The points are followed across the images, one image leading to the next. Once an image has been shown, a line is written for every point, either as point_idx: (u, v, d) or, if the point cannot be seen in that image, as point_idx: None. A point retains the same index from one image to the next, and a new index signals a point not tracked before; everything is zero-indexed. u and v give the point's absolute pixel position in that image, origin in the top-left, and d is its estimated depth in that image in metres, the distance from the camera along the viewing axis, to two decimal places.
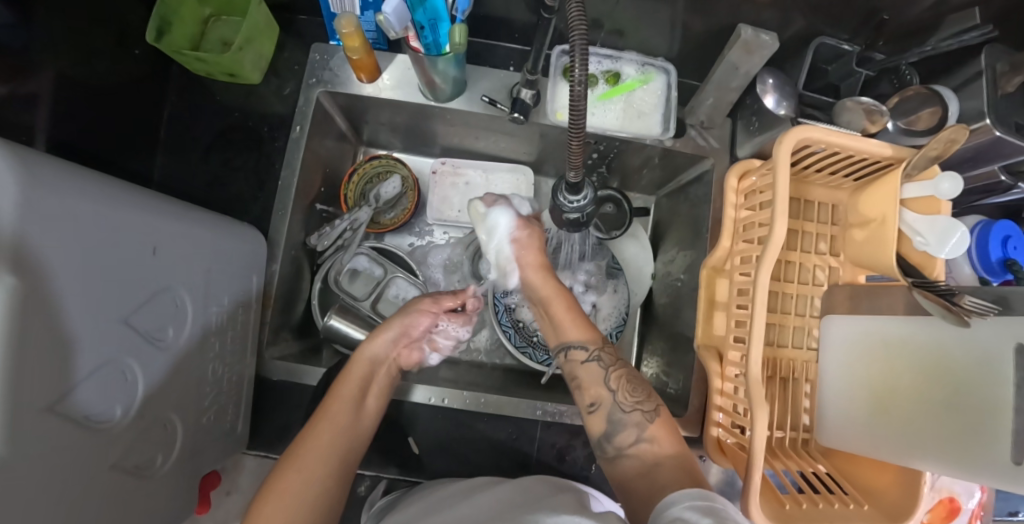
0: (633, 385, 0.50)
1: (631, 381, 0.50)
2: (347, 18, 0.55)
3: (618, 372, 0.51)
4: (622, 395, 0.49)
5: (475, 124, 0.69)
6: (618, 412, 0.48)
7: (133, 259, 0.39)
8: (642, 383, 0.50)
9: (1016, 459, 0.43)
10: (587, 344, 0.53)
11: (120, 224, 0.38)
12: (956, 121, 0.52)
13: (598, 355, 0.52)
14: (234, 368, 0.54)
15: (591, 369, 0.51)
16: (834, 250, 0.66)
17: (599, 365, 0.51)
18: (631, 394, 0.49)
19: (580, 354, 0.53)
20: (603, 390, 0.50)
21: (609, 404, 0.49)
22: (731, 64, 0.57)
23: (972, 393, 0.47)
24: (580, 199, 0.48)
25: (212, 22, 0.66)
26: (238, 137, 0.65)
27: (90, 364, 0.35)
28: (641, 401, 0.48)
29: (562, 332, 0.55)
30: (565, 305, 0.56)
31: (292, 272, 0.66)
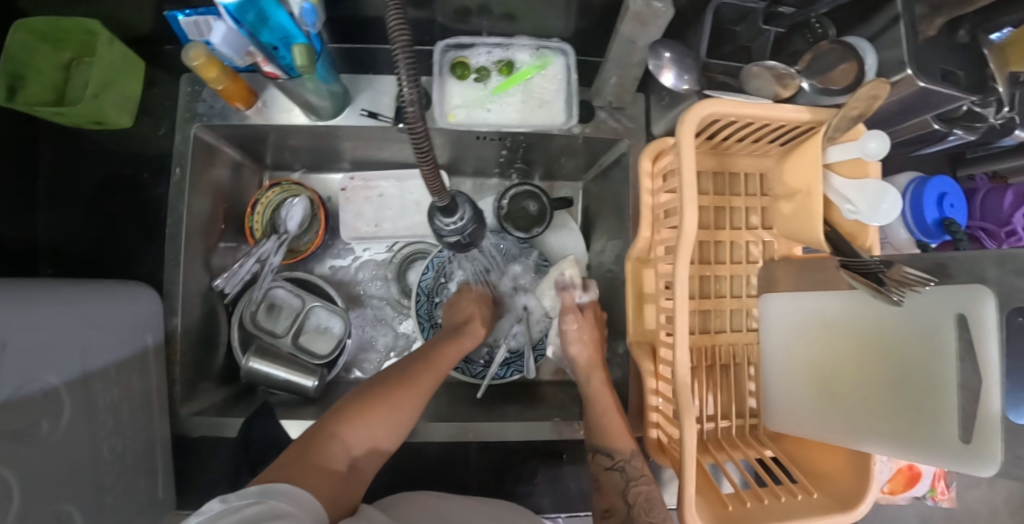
0: (650, 504, 0.53)
1: (650, 500, 0.53)
2: (195, 48, 0.50)
3: (639, 487, 0.54)
4: (638, 511, 0.53)
5: (372, 137, 0.64)
6: (632, 523, 0.52)
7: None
8: (659, 502, 0.54)
9: (963, 438, 0.40)
10: (616, 453, 0.55)
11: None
12: (874, 75, 0.47)
13: (621, 464, 0.55)
14: (138, 439, 0.52)
15: (613, 477, 0.54)
16: (766, 222, 0.61)
17: (623, 476, 0.54)
18: (646, 511, 0.53)
19: (606, 461, 0.55)
20: (619, 501, 0.53)
21: (623, 514, 0.53)
22: (626, 39, 0.51)
23: (912, 370, 0.44)
24: (457, 220, 0.44)
25: (76, 66, 0.61)
26: (123, 187, 0.61)
27: None
28: (656, 520, 0.52)
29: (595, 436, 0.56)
30: (603, 379, 0.61)
31: (204, 319, 0.63)
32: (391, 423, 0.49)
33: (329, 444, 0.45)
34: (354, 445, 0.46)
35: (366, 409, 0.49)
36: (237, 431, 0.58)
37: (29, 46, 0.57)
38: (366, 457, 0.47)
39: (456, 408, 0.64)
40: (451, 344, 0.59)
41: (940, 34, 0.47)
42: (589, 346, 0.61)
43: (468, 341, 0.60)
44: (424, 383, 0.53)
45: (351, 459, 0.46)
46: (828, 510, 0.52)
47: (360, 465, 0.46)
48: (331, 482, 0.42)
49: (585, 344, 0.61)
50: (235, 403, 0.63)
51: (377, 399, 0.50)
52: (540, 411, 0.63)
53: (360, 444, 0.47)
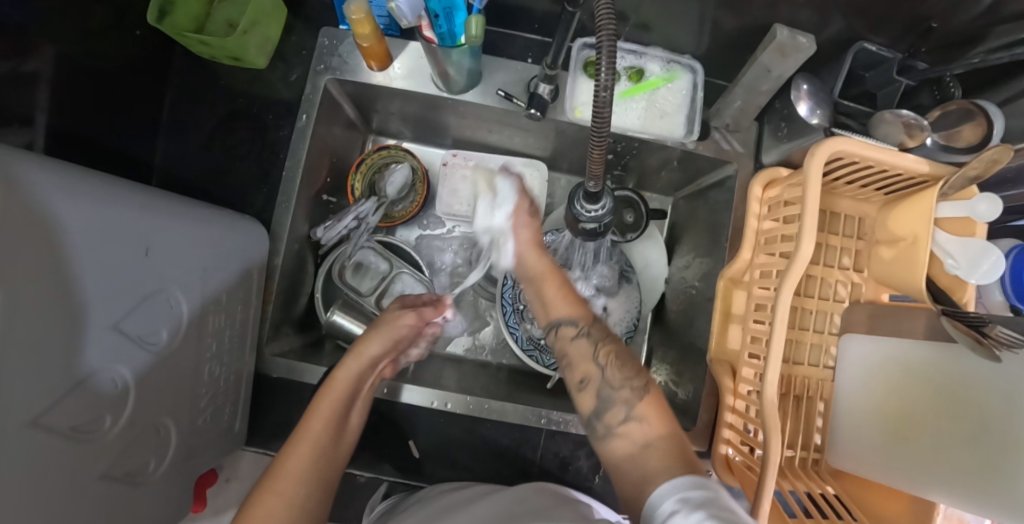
0: (621, 361, 0.48)
1: (621, 356, 0.48)
2: (357, 3, 0.52)
3: (606, 348, 0.49)
4: (609, 371, 0.47)
5: (488, 118, 0.66)
6: (606, 389, 0.46)
7: (120, 263, 0.37)
8: (631, 360, 0.48)
9: None
10: (576, 320, 0.51)
11: (105, 229, 0.36)
12: (1000, 139, 0.49)
13: (588, 332, 0.50)
14: (231, 368, 0.53)
15: (579, 344, 0.49)
16: (857, 265, 0.63)
17: (588, 340, 0.49)
18: (619, 369, 0.47)
19: (570, 330, 0.50)
20: (591, 367, 0.48)
21: (598, 380, 0.47)
22: (763, 66, 0.53)
23: (991, 422, 0.46)
24: (599, 208, 0.45)
25: (218, 3, 0.63)
26: (242, 125, 0.63)
27: (76, 376, 0.34)
28: (630, 378, 0.46)
29: (549, 309, 0.53)
30: (556, 283, 0.54)
31: (295, 265, 0.64)
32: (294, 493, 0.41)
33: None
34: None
35: (257, 502, 0.39)
36: (317, 379, 0.59)
37: None
38: None
39: (524, 394, 0.65)
40: (352, 358, 0.51)
41: None
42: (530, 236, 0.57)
43: (343, 374, 0.50)
44: (306, 447, 0.43)
45: None
46: None
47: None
48: None
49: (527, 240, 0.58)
50: (312, 352, 0.64)
51: (277, 481, 0.41)
52: None
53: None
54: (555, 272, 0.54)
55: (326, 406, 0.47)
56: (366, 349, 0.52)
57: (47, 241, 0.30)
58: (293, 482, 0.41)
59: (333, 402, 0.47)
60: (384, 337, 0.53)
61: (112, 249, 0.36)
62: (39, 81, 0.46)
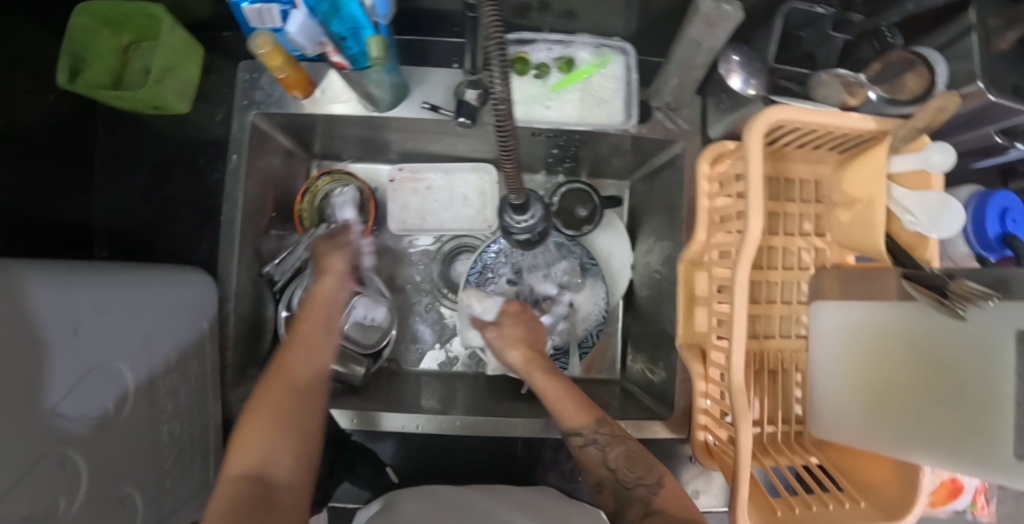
0: (632, 461, 0.48)
1: (631, 457, 0.49)
2: (261, 36, 0.50)
3: (615, 452, 0.49)
4: (623, 474, 0.48)
5: (426, 130, 0.64)
6: (622, 490, 0.47)
7: (50, 344, 0.36)
8: (643, 457, 0.49)
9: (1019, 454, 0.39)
10: (582, 429, 0.51)
11: (28, 315, 0.35)
12: (945, 87, 0.47)
13: (596, 437, 0.50)
14: (194, 423, 0.52)
15: (589, 453, 0.50)
16: (819, 229, 0.62)
17: (597, 447, 0.50)
18: (630, 470, 0.48)
19: (579, 440, 0.51)
20: (603, 472, 0.49)
21: (612, 483, 0.48)
22: (693, 40, 0.51)
23: (973, 383, 0.43)
24: (528, 218, 0.44)
25: (132, 50, 0.61)
26: (178, 173, 0.61)
27: (22, 465, 0.34)
28: (642, 475, 0.47)
29: (562, 422, 0.53)
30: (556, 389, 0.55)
31: (252, 306, 0.63)
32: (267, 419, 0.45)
33: (233, 478, 0.41)
34: (244, 467, 0.41)
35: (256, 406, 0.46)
36: None
37: (90, 29, 0.57)
38: (277, 463, 0.43)
39: (499, 402, 0.65)
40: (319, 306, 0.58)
41: (1013, 50, 0.47)
42: (522, 348, 0.59)
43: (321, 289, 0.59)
44: (286, 371, 0.50)
45: (260, 475, 0.41)
46: (874, 520, 0.52)
47: (274, 477, 0.41)
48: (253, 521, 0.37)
49: (519, 346, 0.60)
50: None
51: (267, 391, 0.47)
52: None
53: (255, 451, 0.43)
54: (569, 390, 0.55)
55: (299, 345, 0.53)
56: (322, 291, 0.59)
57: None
58: (284, 394, 0.48)
59: (304, 342, 0.53)
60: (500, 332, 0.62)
61: (38, 334, 0.35)
62: None
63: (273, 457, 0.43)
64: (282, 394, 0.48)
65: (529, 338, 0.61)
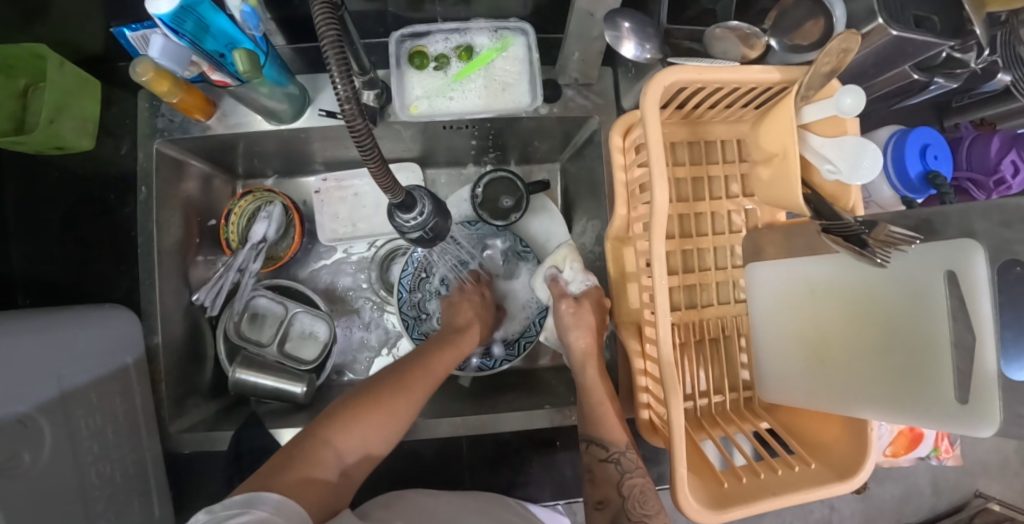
0: (647, 495, 0.52)
1: (644, 493, 0.52)
2: (143, 63, 0.48)
3: (634, 479, 0.53)
4: (633, 503, 0.51)
5: (339, 136, 0.63)
6: (625, 520, 0.51)
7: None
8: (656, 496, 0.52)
9: (960, 397, 0.38)
10: (613, 445, 0.53)
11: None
12: (843, 28, 0.45)
13: (617, 458, 0.53)
14: (130, 460, 0.52)
15: (608, 469, 0.53)
16: (746, 189, 0.60)
17: (618, 468, 0.53)
18: (641, 504, 0.52)
19: (602, 452, 0.54)
20: (613, 493, 0.52)
21: (617, 508, 0.51)
22: (583, 11, 0.49)
23: (904, 329, 0.42)
24: (416, 215, 0.42)
25: (31, 92, 0.61)
26: (92, 211, 0.60)
27: None
28: (650, 513, 0.51)
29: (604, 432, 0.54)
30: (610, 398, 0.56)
31: (187, 335, 0.63)
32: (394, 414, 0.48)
33: (333, 453, 0.43)
34: (345, 457, 0.44)
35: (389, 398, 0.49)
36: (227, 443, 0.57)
37: None
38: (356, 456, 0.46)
39: (447, 403, 0.64)
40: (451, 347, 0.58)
41: None
42: (587, 333, 0.59)
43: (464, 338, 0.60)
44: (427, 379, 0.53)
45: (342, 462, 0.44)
46: (825, 480, 0.51)
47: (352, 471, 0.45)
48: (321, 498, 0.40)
49: (587, 329, 0.60)
50: (227, 415, 0.63)
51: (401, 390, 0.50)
52: (530, 399, 0.62)
53: (356, 450, 0.45)
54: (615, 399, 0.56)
55: (444, 361, 0.56)
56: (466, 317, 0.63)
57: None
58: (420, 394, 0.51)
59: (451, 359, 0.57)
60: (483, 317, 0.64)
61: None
62: None
63: (361, 449, 0.46)
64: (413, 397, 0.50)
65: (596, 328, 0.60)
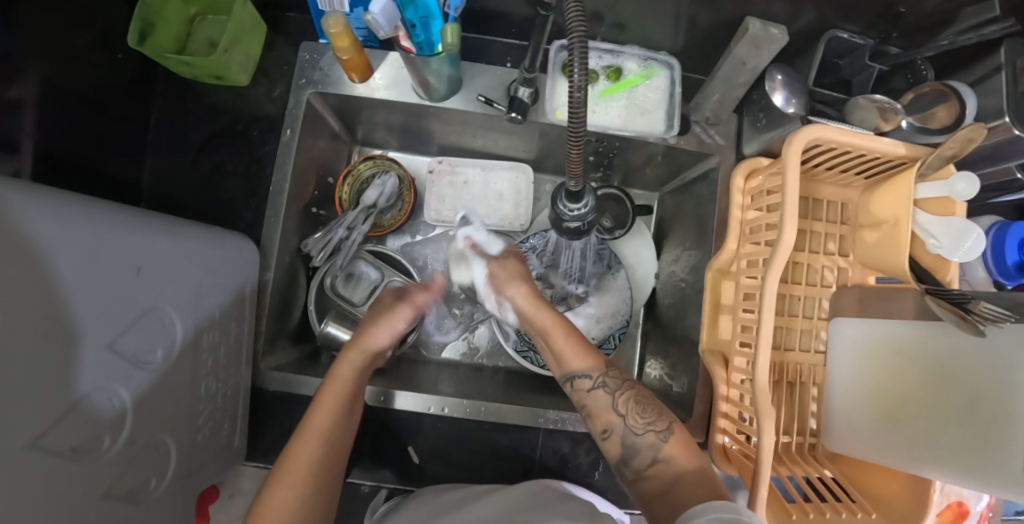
0: (642, 405, 0.49)
1: (640, 402, 0.49)
2: (335, 17, 0.52)
3: (624, 395, 0.50)
4: (631, 417, 0.49)
5: (472, 123, 0.66)
6: (630, 436, 0.48)
7: (80, 298, 0.34)
8: (651, 402, 0.50)
9: None
10: (591, 372, 0.51)
11: (58, 273, 0.32)
12: (973, 119, 0.50)
13: (603, 381, 0.51)
14: (227, 383, 0.53)
15: (597, 396, 0.50)
16: (842, 250, 0.64)
17: (606, 392, 0.50)
18: (641, 416, 0.49)
19: (586, 383, 0.51)
20: (611, 416, 0.49)
21: (621, 429, 0.49)
22: (739, 59, 0.54)
23: (982, 404, 0.45)
24: (582, 207, 0.46)
25: (198, 22, 0.64)
26: (228, 140, 0.64)
27: (81, 389, 0.35)
28: (652, 422, 0.48)
29: (566, 363, 0.53)
30: (563, 333, 0.54)
31: (287, 278, 0.65)
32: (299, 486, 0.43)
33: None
34: None
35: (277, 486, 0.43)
36: (314, 390, 0.59)
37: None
38: None
39: (524, 395, 0.66)
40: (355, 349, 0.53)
41: None
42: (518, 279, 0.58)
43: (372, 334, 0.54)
44: (321, 418, 0.47)
45: None
46: None
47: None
48: None
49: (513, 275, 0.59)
50: (308, 364, 0.65)
51: (291, 464, 0.44)
52: None
53: None
54: (562, 323, 0.54)
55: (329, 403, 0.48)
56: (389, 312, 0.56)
57: (23, 279, 0.29)
58: (304, 462, 0.44)
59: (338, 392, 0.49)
60: (389, 326, 0.55)
61: (66, 288, 0.33)
62: (26, 106, 0.47)
63: None
64: (310, 447, 0.45)
65: (527, 276, 0.59)
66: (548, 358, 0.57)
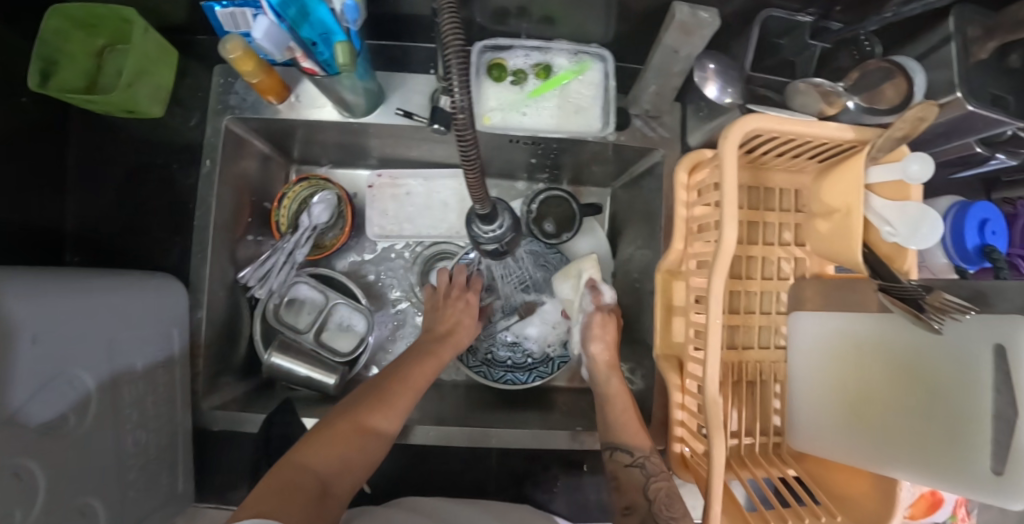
0: (673, 498, 0.49)
1: (671, 497, 0.49)
2: (233, 40, 0.49)
3: (660, 483, 0.51)
4: (660, 506, 0.48)
5: (403, 136, 0.63)
6: (656, 521, 0.47)
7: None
8: (682, 499, 0.49)
9: (996, 470, 0.38)
10: (635, 449, 0.53)
11: None
12: (922, 97, 0.46)
13: (643, 462, 0.52)
14: (162, 432, 0.52)
15: (633, 473, 0.51)
16: (799, 239, 0.61)
17: (643, 470, 0.51)
18: (667, 507, 0.48)
19: (626, 457, 0.53)
20: (639, 497, 0.49)
21: (646, 510, 0.48)
22: (670, 47, 0.50)
23: (948, 402, 0.42)
24: (496, 227, 0.44)
25: (108, 53, 0.60)
26: (149, 175, 0.62)
27: None
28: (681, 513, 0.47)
29: (616, 434, 0.55)
30: (630, 412, 0.57)
31: (227, 313, 0.63)
32: (353, 438, 0.47)
33: (289, 466, 0.42)
34: (317, 469, 0.43)
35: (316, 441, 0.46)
36: (257, 427, 0.57)
37: (63, 31, 0.56)
38: (340, 479, 0.44)
39: (479, 412, 0.64)
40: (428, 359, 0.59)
41: (991, 59, 0.46)
42: (608, 347, 0.61)
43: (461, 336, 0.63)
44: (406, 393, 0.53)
45: (324, 479, 0.43)
46: None
47: (333, 485, 0.43)
48: (305, 505, 0.39)
49: (607, 344, 0.61)
50: (256, 398, 0.63)
51: (348, 410, 0.50)
52: (561, 418, 0.63)
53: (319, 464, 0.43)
54: (633, 406, 0.57)
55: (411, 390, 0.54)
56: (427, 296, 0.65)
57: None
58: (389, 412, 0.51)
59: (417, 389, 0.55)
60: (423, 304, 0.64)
61: None
62: None
63: (331, 472, 0.44)
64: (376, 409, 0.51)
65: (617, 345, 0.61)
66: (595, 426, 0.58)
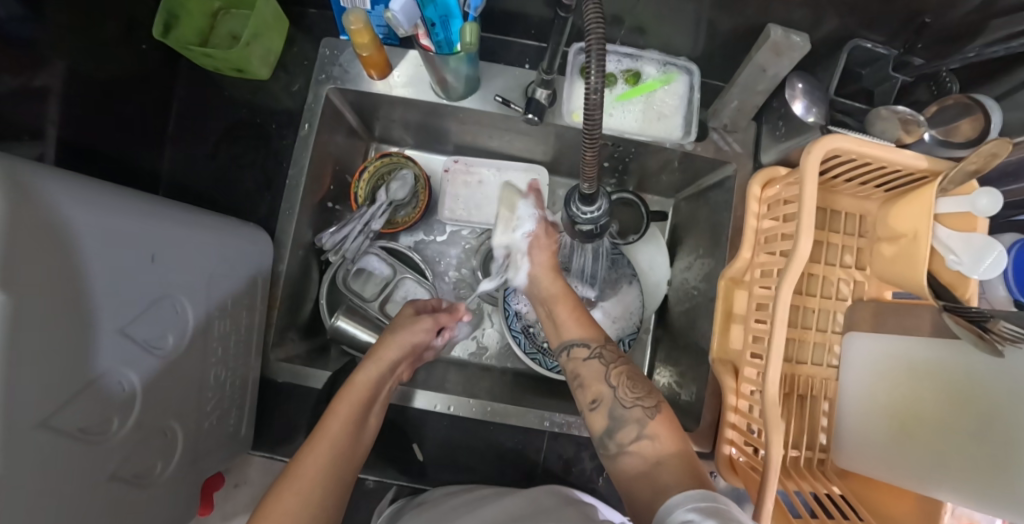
0: (633, 381, 0.49)
1: (632, 378, 0.49)
2: (354, 14, 0.52)
3: (618, 368, 0.50)
4: (622, 390, 0.48)
5: (487, 124, 0.67)
6: (619, 408, 0.47)
7: (104, 276, 0.35)
8: (643, 380, 0.49)
9: None
10: (587, 341, 0.52)
11: (77, 254, 0.33)
12: (997, 134, 0.49)
13: (600, 352, 0.51)
14: (236, 372, 0.54)
15: (590, 366, 0.51)
16: (860, 263, 0.62)
17: (601, 362, 0.51)
18: (631, 389, 0.48)
19: (582, 351, 0.52)
20: (603, 386, 0.49)
21: (610, 401, 0.48)
22: (758, 65, 0.53)
23: (996, 422, 0.42)
24: (594, 210, 0.47)
25: (222, 15, 0.64)
26: (247, 133, 0.65)
27: (83, 380, 0.35)
28: (642, 397, 0.47)
29: (562, 331, 0.54)
30: (569, 304, 0.56)
31: (300, 271, 0.66)
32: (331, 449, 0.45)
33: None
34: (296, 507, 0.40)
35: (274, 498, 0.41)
36: (322, 383, 0.60)
37: None
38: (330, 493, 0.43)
39: (530, 397, 0.65)
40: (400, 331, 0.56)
41: None
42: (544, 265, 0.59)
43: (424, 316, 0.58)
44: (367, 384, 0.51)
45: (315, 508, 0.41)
46: None
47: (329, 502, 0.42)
48: None
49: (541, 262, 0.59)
50: (317, 357, 0.65)
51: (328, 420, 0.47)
52: None
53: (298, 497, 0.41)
54: (568, 296, 0.56)
55: (351, 402, 0.49)
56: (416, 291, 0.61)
57: (45, 253, 0.30)
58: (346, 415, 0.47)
59: (352, 403, 0.49)
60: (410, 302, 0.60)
61: (83, 269, 0.33)
62: (54, 94, 0.48)
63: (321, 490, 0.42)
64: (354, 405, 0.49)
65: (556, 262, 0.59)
66: (547, 329, 0.58)
